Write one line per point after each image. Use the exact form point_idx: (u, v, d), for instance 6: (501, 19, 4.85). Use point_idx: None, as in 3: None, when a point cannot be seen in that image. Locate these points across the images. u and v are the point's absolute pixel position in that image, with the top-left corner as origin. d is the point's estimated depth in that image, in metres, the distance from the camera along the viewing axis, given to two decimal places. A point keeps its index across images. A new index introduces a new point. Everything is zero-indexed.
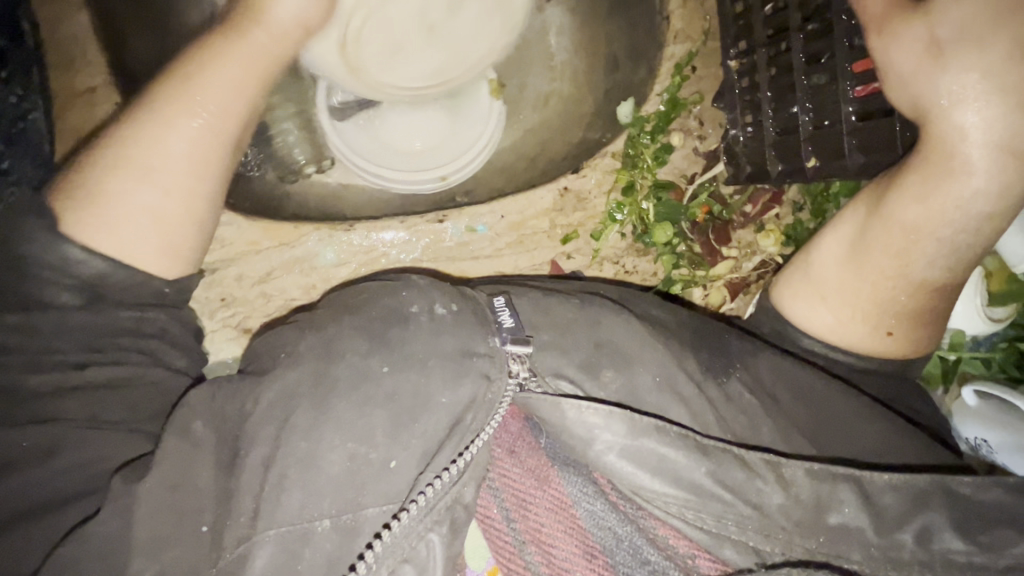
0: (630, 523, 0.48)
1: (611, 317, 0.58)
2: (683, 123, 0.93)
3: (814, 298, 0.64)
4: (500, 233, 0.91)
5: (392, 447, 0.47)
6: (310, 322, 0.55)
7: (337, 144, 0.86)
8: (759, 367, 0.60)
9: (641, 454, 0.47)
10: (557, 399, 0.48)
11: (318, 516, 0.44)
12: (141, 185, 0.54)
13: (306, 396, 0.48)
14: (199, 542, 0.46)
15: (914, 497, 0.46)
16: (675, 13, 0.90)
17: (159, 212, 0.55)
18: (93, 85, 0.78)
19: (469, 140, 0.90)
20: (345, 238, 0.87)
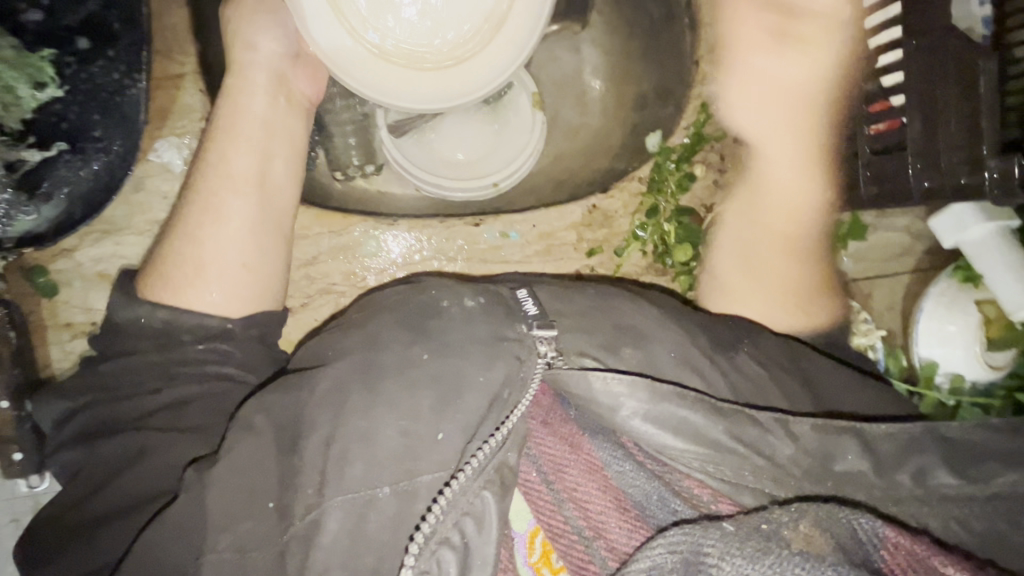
0: (658, 480, 0.53)
1: (624, 303, 0.64)
2: (704, 156, 1.01)
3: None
4: (530, 242, 1.00)
5: (439, 422, 0.52)
6: (348, 323, 0.62)
7: (398, 159, 0.92)
8: (765, 345, 0.66)
9: (663, 417, 0.52)
10: (584, 372, 0.53)
11: (379, 484, 0.50)
12: (206, 247, 0.68)
13: (356, 381, 0.54)
14: (269, 517, 0.51)
15: (909, 441, 0.52)
16: (703, 57, 0.98)
17: (222, 264, 0.68)
18: (181, 72, 0.89)
19: (517, 147, 0.97)
20: (389, 233, 0.97)
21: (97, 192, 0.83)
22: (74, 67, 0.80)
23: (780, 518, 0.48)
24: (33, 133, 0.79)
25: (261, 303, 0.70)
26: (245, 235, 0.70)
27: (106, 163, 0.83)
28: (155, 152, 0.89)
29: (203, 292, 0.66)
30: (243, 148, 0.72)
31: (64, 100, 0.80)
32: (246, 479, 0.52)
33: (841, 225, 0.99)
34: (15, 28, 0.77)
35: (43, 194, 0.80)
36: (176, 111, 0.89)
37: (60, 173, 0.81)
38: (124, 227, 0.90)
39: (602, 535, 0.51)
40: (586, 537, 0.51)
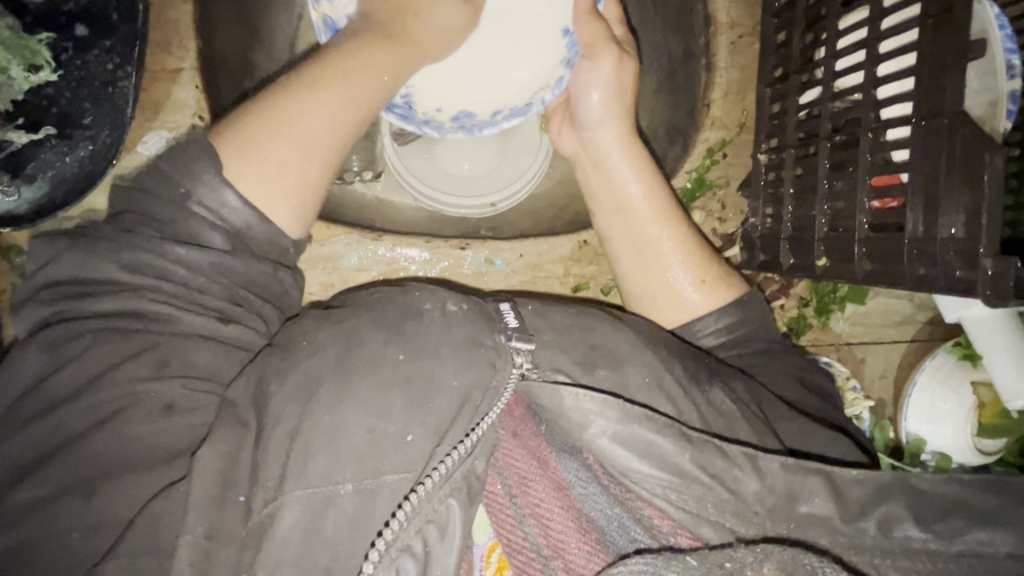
0: (617, 502, 0.52)
1: (604, 325, 0.64)
2: (705, 203, 1.01)
3: (654, 296, 0.80)
4: (515, 271, 0.98)
5: (408, 423, 0.52)
6: (329, 315, 0.61)
7: (401, 170, 0.96)
8: (737, 385, 0.66)
9: (631, 439, 0.51)
10: (556, 387, 0.53)
11: (340, 482, 0.49)
12: (316, 132, 0.62)
13: (328, 375, 0.54)
14: (240, 510, 0.50)
15: (877, 489, 0.51)
16: (715, 101, 0.99)
17: (281, 163, 0.60)
18: (181, 66, 0.88)
19: (519, 169, 1.00)
20: (371, 247, 0.95)
21: (79, 179, 0.79)
22: (71, 53, 0.78)
23: (745, 557, 0.46)
24: (22, 115, 0.76)
25: (296, 214, 0.62)
26: (341, 126, 0.64)
27: (92, 152, 0.79)
28: (143, 143, 0.87)
29: (257, 189, 0.59)
30: (377, 49, 0.67)
31: (56, 85, 0.77)
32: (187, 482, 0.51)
33: (840, 288, 0.98)
34: (18, 9, 0.76)
35: (25, 175, 0.76)
36: (170, 105, 0.88)
37: (47, 157, 0.77)
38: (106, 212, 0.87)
39: (560, 553, 0.50)
40: (544, 555, 0.50)
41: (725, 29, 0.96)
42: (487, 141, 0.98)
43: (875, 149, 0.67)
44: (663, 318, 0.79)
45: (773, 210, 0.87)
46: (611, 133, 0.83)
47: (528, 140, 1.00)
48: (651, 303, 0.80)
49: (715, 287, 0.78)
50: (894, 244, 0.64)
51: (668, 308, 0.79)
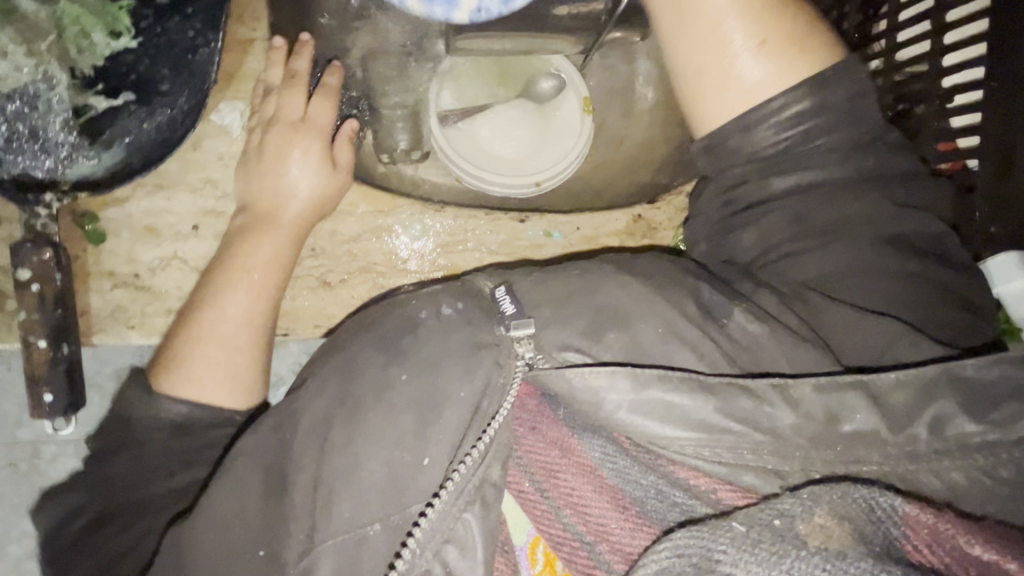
0: (647, 469, 0.51)
1: (607, 280, 0.60)
2: None
3: (697, 83, 0.65)
4: (574, 244, 0.98)
5: (424, 447, 0.51)
6: (335, 347, 0.60)
7: (444, 148, 0.87)
8: (766, 299, 0.61)
9: (649, 405, 0.49)
10: (561, 370, 0.51)
11: (369, 522, 0.49)
12: (228, 327, 0.73)
13: (337, 414, 0.53)
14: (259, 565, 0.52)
15: (920, 387, 0.48)
16: None
17: (218, 370, 0.72)
18: (252, 37, 0.87)
19: (560, 152, 0.91)
20: (437, 224, 0.94)
21: (154, 148, 0.77)
22: (149, 19, 0.76)
23: (793, 509, 0.45)
24: (101, 80, 0.76)
25: (249, 393, 0.74)
26: (250, 320, 0.75)
27: (169, 117, 0.77)
28: (218, 113, 0.88)
29: (205, 392, 0.71)
30: (254, 229, 0.79)
31: (135, 52, 0.77)
32: (229, 526, 0.54)
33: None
34: None
35: (103, 142, 0.76)
36: (237, 77, 0.88)
37: (121, 125, 0.77)
38: (177, 183, 0.88)
39: (604, 538, 0.49)
40: (588, 542, 0.50)
41: None
42: (525, 129, 0.90)
43: (941, 116, 0.83)
44: (709, 112, 0.66)
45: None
46: None
47: (567, 123, 0.91)
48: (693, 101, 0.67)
49: (778, 49, 0.63)
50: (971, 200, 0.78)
51: (716, 91, 0.64)
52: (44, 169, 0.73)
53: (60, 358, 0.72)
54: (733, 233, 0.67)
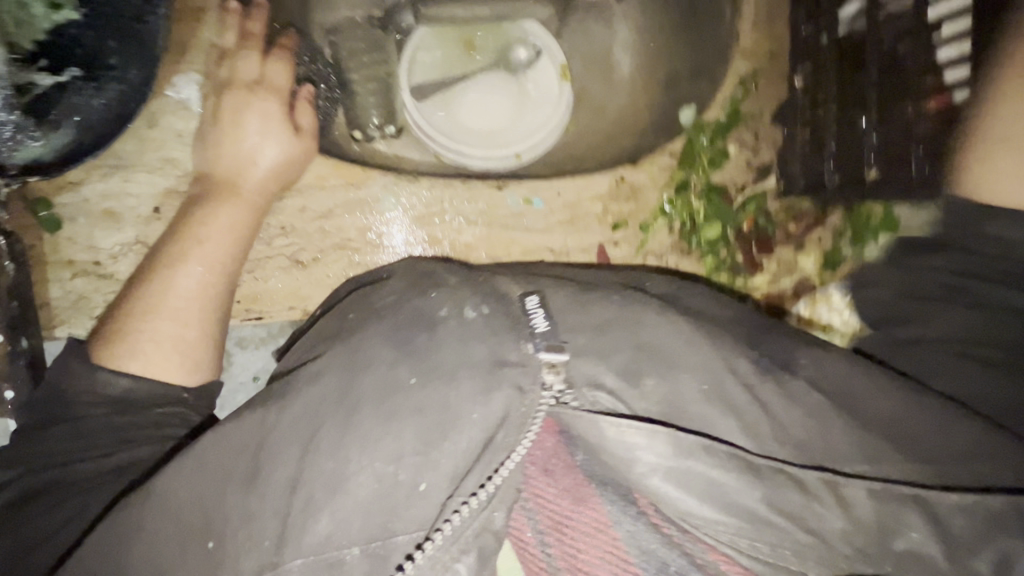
0: (665, 539, 0.45)
1: (652, 315, 0.54)
2: (739, 134, 1.00)
3: (999, 146, 0.62)
4: (553, 211, 0.97)
5: (421, 470, 0.45)
6: (339, 329, 0.54)
7: (417, 122, 0.91)
8: (823, 365, 0.53)
9: (689, 478, 0.44)
10: (595, 417, 0.45)
11: (349, 544, 0.43)
12: (173, 295, 0.71)
13: (330, 411, 0.47)
14: (202, 558, 0.45)
15: (988, 519, 0.42)
16: (745, 33, 0.97)
17: (167, 342, 0.68)
18: (203, 5, 0.84)
19: (540, 119, 0.94)
20: (412, 190, 0.93)
21: (111, 124, 0.78)
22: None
23: None
24: (44, 57, 0.77)
25: (197, 367, 0.70)
26: (203, 285, 0.73)
27: (121, 92, 0.78)
28: (173, 87, 0.85)
29: (146, 365, 0.67)
30: (219, 197, 0.79)
31: (78, 23, 0.77)
32: (179, 515, 0.47)
33: (872, 217, 0.90)
34: None
35: (50, 124, 0.77)
36: (191, 44, 0.85)
37: (70, 101, 0.78)
38: (134, 163, 0.86)
39: None
40: None
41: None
42: (502, 97, 0.91)
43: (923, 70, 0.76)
44: (979, 181, 0.61)
45: (812, 134, 0.92)
46: None
47: (546, 90, 0.94)
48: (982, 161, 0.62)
49: None
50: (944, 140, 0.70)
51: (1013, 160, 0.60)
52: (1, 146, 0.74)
53: (20, 352, 0.80)
54: (937, 308, 0.58)
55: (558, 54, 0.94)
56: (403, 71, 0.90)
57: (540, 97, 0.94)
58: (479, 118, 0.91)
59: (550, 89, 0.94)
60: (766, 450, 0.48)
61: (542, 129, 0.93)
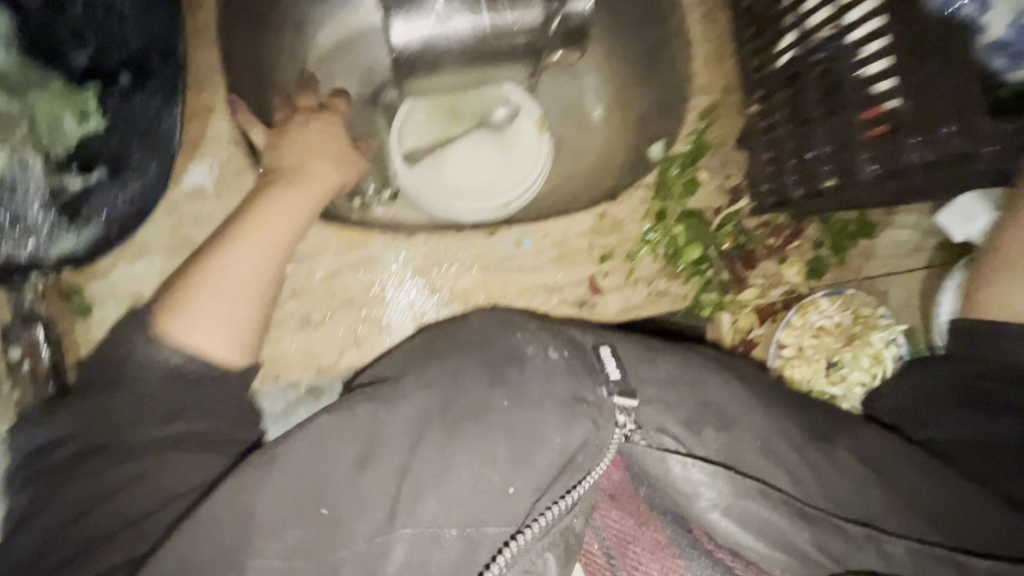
0: (719, 566, 0.51)
1: (712, 378, 0.61)
2: (709, 160, 0.86)
3: (999, 270, 0.61)
4: (542, 250, 0.84)
5: (510, 476, 0.53)
6: (433, 354, 0.64)
7: (415, 188, 0.87)
8: (863, 434, 0.57)
9: (745, 516, 0.49)
10: (664, 455, 0.51)
11: (446, 526, 0.51)
12: (226, 266, 0.62)
13: (437, 420, 0.56)
14: (316, 527, 0.50)
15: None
16: (698, 69, 0.87)
17: (228, 316, 0.61)
18: (214, 102, 0.80)
19: (526, 168, 0.91)
20: (410, 244, 0.82)
21: (135, 214, 0.72)
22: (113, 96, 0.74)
23: None
24: (79, 160, 0.73)
25: (240, 342, 0.61)
26: (255, 263, 0.64)
27: (144, 181, 0.73)
28: (188, 175, 0.79)
29: (202, 335, 0.59)
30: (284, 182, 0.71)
31: (105, 133, 0.74)
32: (280, 493, 0.51)
33: (849, 224, 0.84)
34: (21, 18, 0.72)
35: (83, 217, 0.71)
36: (207, 139, 0.79)
37: (101, 199, 0.71)
38: (154, 245, 0.78)
39: None
40: None
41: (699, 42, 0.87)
42: (484, 148, 0.90)
43: (862, 84, 0.65)
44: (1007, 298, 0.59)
45: (773, 151, 0.79)
46: None
47: (525, 142, 0.93)
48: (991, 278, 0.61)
49: None
50: (897, 142, 0.60)
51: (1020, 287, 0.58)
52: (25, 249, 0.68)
53: None
54: (947, 412, 0.58)
55: (536, 108, 0.94)
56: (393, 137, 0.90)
57: (518, 143, 0.92)
58: (457, 167, 0.88)
59: (524, 136, 0.93)
60: (812, 500, 0.52)
61: (529, 177, 0.90)
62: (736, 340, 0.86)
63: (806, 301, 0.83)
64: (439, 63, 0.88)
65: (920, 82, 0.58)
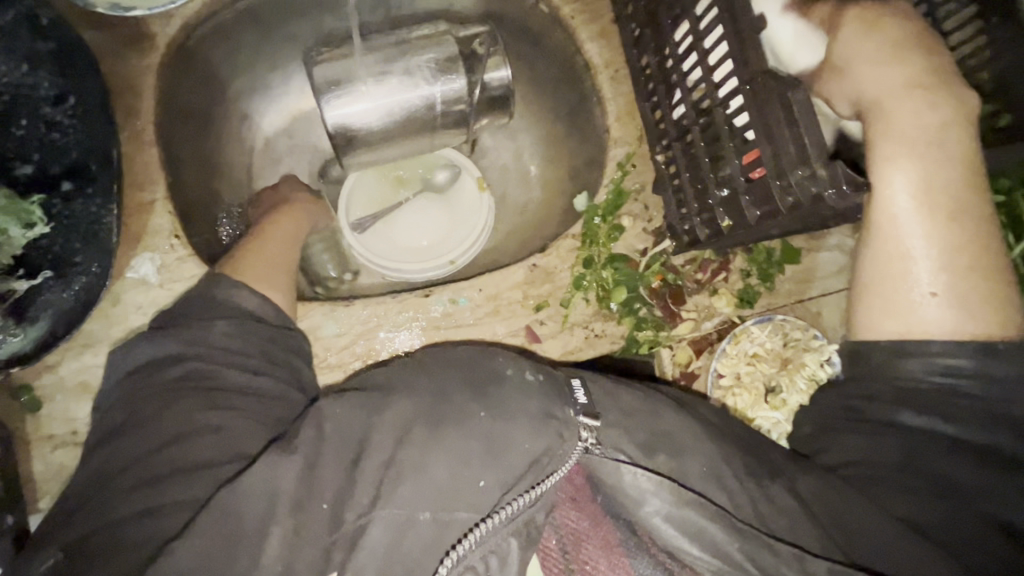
0: (656, 562, 0.58)
1: (669, 410, 0.62)
2: (631, 207, 0.86)
3: (856, 296, 0.67)
4: (479, 309, 0.84)
5: (482, 471, 0.57)
6: (411, 364, 0.65)
7: (361, 253, 0.89)
8: (802, 482, 0.58)
9: (684, 522, 0.55)
10: (618, 465, 0.57)
11: (421, 509, 0.55)
12: (266, 260, 0.71)
13: (421, 421, 0.58)
14: (321, 517, 0.54)
15: None
16: (612, 126, 0.87)
17: (269, 287, 0.69)
18: (155, 197, 0.75)
19: (470, 224, 0.92)
20: (349, 313, 0.83)
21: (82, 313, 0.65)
22: (59, 207, 0.66)
23: None
24: (24, 265, 0.64)
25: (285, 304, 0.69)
26: (269, 269, 0.71)
27: (87, 283, 0.66)
28: (131, 269, 0.74)
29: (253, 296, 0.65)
30: (266, 228, 0.78)
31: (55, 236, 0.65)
32: (268, 490, 0.53)
33: (773, 252, 0.85)
34: (7, 178, 0.66)
35: (30, 316, 0.63)
36: (146, 234, 0.74)
37: (49, 297, 0.64)
38: (104, 340, 0.72)
39: None
40: None
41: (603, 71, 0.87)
42: (429, 204, 0.91)
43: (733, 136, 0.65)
44: (875, 325, 0.65)
45: (701, 206, 0.75)
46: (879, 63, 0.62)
47: (466, 195, 0.93)
48: (863, 306, 0.66)
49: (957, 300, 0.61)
50: (767, 184, 0.61)
51: (875, 308, 0.65)
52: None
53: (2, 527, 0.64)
54: (845, 435, 0.61)
55: (474, 168, 0.93)
56: (340, 204, 0.90)
57: (459, 197, 0.93)
58: (402, 227, 0.90)
59: (464, 193, 0.93)
60: (748, 519, 0.55)
61: (475, 230, 0.91)
62: (674, 376, 0.84)
63: (738, 330, 0.82)
64: (377, 142, 0.83)
65: (773, 134, 0.58)
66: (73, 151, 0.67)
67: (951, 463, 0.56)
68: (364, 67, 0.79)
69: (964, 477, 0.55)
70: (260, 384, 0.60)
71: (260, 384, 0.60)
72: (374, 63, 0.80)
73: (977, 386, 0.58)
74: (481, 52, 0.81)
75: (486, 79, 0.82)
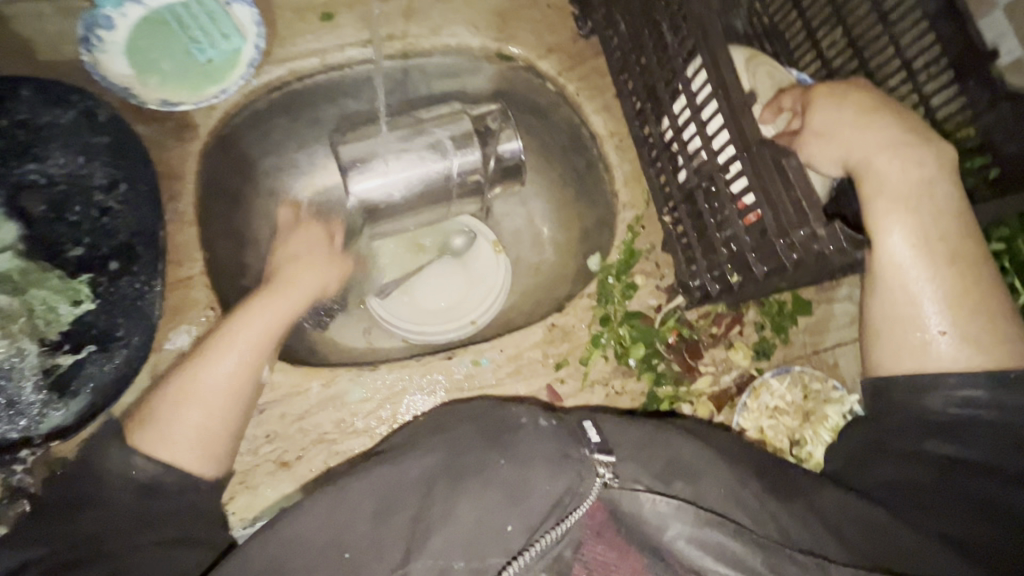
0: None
1: (680, 439, 0.60)
2: (643, 265, 0.79)
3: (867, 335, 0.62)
4: (501, 372, 0.76)
5: (509, 515, 0.54)
6: (435, 424, 0.65)
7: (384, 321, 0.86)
8: (823, 501, 0.55)
9: (708, 542, 0.52)
10: (634, 491, 0.54)
11: (453, 557, 0.52)
12: (188, 397, 0.59)
13: (442, 476, 0.56)
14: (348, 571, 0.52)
15: None
16: (618, 188, 0.81)
17: (197, 428, 0.58)
18: (191, 274, 0.69)
19: (487, 289, 0.88)
20: (374, 376, 0.75)
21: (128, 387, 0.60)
22: (101, 284, 0.63)
23: None
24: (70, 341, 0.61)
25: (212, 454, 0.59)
26: (207, 397, 0.60)
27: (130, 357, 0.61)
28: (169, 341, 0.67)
29: (169, 447, 0.57)
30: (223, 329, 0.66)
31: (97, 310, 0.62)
32: (299, 552, 0.53)
33: (784, 303, 0.78)
34: (55, 256, 0.63)
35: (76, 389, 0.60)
36: (182, 309, 0.68)
37: (90, 371, 0.60)
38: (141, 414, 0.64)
39: None
40: None
41: (607, 140, 0.82)
42: (438, 271, 0.88)
43: (730, 198, 0.62)
44: (891, 364, 0.60)
45: (713, 267, 0.70)
46: (854, 121, 0.59)
47: (481, 262, 0.89)
48: (875, 346, 0.61)
49: (969, 335, 0.57)
50: (772, 243, 0.57)
51: (890, 353, 0.60)
52: (16, 428, 0.57)
53: None
54: (876, 462, 0.58)
55: (489, 233, 0.90)
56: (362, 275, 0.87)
57: (472, 265, 0.89)
58: (414, 293, 0.87)
59: (473, 260, 0.89)
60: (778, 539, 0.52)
61: (487, 298, 0.87)
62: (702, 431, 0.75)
63: (755, 382, 0.74)
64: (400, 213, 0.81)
65: (773, 200, 0.55)
66: (122, 233, 0.64)
67: (985, 483, 0.53)
68: (386, 146, 0.78)
69: (1014, 500, 0.52)
70: (173, 527, 0.54)
71: (172, 527, 0.54)
72: (395, 139, 0.79)
73: (995, 411, 0.55)
74: (493, 127, 0.80)
75: (499, 150, 0.80)
